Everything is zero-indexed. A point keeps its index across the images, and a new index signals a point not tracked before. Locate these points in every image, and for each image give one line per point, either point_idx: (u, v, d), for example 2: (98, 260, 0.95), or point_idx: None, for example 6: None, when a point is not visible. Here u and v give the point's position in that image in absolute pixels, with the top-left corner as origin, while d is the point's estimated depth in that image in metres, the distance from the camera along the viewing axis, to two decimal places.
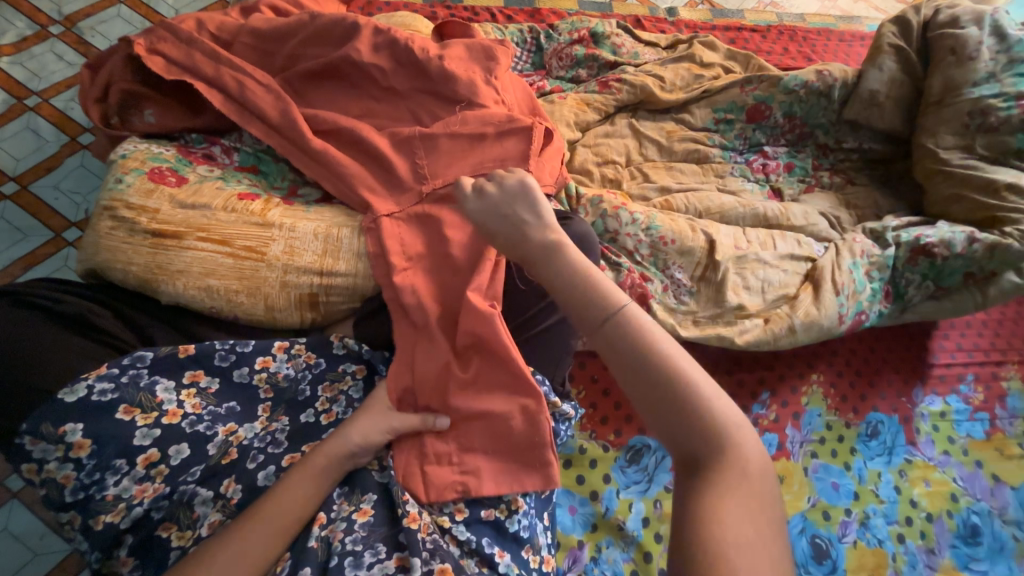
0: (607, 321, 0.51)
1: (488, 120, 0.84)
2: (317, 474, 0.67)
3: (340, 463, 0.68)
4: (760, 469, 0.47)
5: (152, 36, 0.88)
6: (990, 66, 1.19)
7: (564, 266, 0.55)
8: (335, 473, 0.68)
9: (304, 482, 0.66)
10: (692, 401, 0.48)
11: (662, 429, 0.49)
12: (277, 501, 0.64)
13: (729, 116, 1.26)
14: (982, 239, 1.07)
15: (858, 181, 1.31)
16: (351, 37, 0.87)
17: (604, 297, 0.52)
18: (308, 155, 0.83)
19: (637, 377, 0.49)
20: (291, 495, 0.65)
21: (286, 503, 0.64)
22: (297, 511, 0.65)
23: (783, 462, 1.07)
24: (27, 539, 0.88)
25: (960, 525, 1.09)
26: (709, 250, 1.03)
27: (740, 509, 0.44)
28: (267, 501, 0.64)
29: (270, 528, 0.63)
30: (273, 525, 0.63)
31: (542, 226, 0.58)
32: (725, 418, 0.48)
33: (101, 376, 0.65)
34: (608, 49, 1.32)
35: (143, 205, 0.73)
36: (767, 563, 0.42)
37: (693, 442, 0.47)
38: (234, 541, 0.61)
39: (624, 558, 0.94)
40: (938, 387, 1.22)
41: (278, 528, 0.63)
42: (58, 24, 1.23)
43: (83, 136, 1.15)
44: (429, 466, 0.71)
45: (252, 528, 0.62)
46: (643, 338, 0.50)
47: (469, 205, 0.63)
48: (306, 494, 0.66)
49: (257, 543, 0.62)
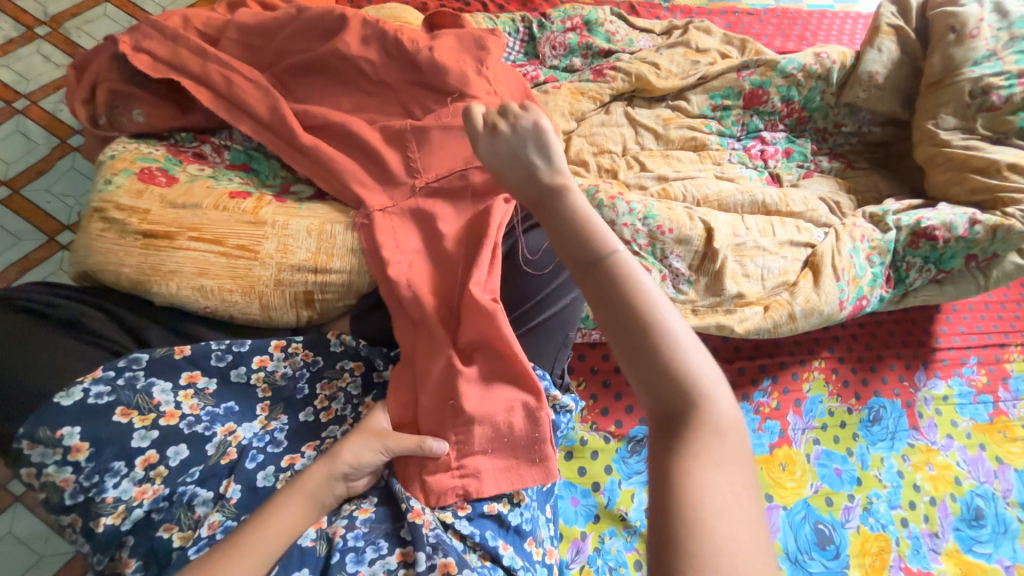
0: (596, 264, 0.50)
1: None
2: (305, 498, 0.65)
3: (328, 487, 0.67)
4: (735, 430, 0.45)
5: (137, 34, 0.86)
6: (990, 44, 1.18)
7: (562, 211, 0.55)
8: (324, 496, 0.67)
9: (292, 508, 0.64)
10: (672, 352, 0.46)
11: (640, 379, 0.47)
12: (261, 529, 0.61)
13: (726, 102, 1.25)
14: (984, 221, 1.06)
15: (858, 165, 1.30)
16: (339, 29, 0.85)
17: (598, 241, 0.52)
18: (298, 151, 0.82)
19: (620, 321, 0.48)
20: (276, 521, 0.62)
21: (271, 531, 0.62)
22: (280, 541, 0.62)
23: (786, 449, 1.07)
24: (32, 543, 0.89)
25: (964, 508, 1.09)
26: (707, 238, 1.02)
27: (713, 467, 0.42)
28: (243, 534, 0.61)
29: (250, 561, 0.59)
30: (254, 556, 0.59)
31: (552, 171, 0.59)
32: (703, 372, 0.46)
33: (98, 379, 0.65)
34: (602, 37, 1.30)
35: (134, 206, 0.73)
36: (743, 528, 0.39)
37: (672, 394, 0.45)
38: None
39: (627, 548, 0.95)
40: (941, 371, 1.21)
41: (259, 560, 0.60)
42: (44, 25, 1.21)
43: (74, 138, 1.14)
44: (428, 475, 0.70)
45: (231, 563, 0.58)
46: (630, 285, 0.49)
47: (481, 146, 0.62)
48: (293, 520, 0.64)
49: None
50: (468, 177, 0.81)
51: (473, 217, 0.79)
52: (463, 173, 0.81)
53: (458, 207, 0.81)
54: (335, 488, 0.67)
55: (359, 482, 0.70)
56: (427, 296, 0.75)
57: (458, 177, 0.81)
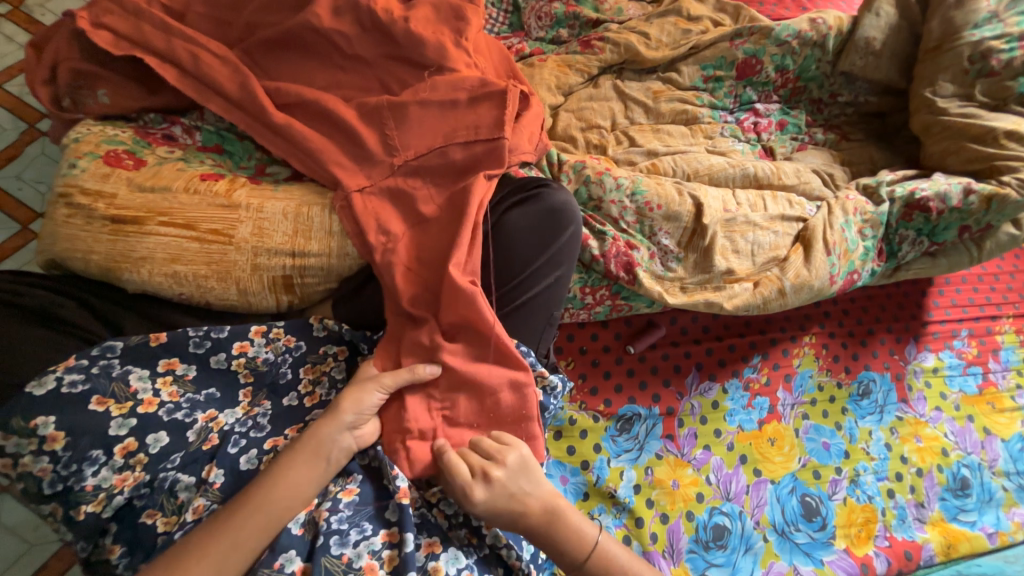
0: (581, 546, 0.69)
1: (460, 85, 0.79)
2: (312, 452, 0.65)
3: (335, 440, 0.66)
4: None
5: (98, 10, 0.82)
6: (993, 5, 1.14)
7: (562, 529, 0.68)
8: (330, 450, 0.66)
9: (300, 466, 0.64)
10: None
11: None
12: (274, 486, 0.63)
13: (718, 73, 1.21)
14: (979, 191, 1.04)
15: (853, 137, 1.26)
16: (309, 0, 0.81)
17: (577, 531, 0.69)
18: (272, 130, 0.79)
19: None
20: (285, 481, 0.63)
21: (282, 488, 0.63)
22: (294, 500, 0.63)
23: (775, 424, 1.07)
24: (22, 531, 0.90)
25: (950, 478, 1.10)
26: (697, 214, 1.00)
27: None
28: (256, 489, 0.63)
29: (260, 519, 0.61)
30: (267, 511, 0.62)
31: (539, 496, 0.68)
32: None
33: (71, 367, 0.63)
34: (589, 6, 1.25)
35: (99, 190, 0.70)
36: None
37: None
38: (224, 534, 0.60)
39: (615, 524, 0.96)
40: (932, 344, 1.21)
41: (273, 515, 0.62)
42: (4, 3, 1.16)
43: (43, 123, 1.10)
44: (412, 441, 0.69)
45: (243, 521, 0.61)
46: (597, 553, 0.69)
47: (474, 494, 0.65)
48: (302, 476, 0.64)
49: (246, 535, 0.61)
50: (448, 153, 0.77)
51: (452, 194, 0.76)
52: (442, 150, 0.77)
53: (438, 186, 0.78)
54: (343, 440, 0.67)
55: (365, 430, 0.69)
56: (404, 277, 0.74)
57: (437, 154, 0.77)
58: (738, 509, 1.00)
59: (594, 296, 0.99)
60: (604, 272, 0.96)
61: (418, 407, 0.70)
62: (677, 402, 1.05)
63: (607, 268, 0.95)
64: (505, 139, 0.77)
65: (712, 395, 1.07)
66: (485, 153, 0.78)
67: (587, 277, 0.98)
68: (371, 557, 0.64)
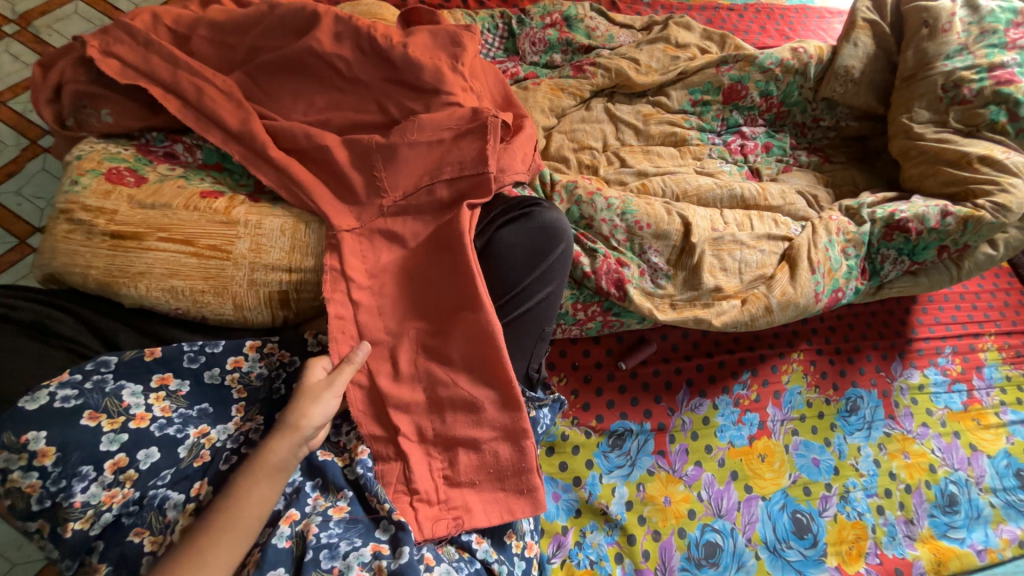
0: None
1: (445, 124, 0.80)
2: (270, 472, 0.64)
3: (292, 456, 0.66)
4: None
5: (107, 37, 0.84)
6: (962, 38, 1.20)
7: None
8: (290, 465, 0.66)
9: (259, 481, 0.63)
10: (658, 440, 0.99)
11: None
12: (239, 506, 0.62)
13: (705, 97, 1.26)
14: (956, 213, 1.07)
15: (836, 160, 1.31)
16: (311, 26, 0.84)
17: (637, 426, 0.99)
18: (266, 162, 0.80)
19: None
20: (251, 500, 0.62)
21: (246, 504, 0.62)
22: (263, 514, 0.63)
23: (765, 441, 1.08)
24: (4, 551, 0.88)
25: (938, 495, 1.11)
26: (685, 233, 1.03)
27: None
28: (219, 509, 0.62)
29: (232, 536, 0.61)
30: (235, 530, 0.61)
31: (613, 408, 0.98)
32: None
33: (64, 382, 0.64)
34: (582, 33, 1.30)
35: (100, 207, 0.72)
36: None
37: None
38: (192, 560, 0.58)
39: (608, 542, 0.95)
40: (917, 361, 1.24)
41: (243, 532, 0.61)
42: (12, 23, 1.19)
43: (44, 139, 1.12)
44: (419, 503, 0.71)
45: (213, 541, 0.60)
46: None
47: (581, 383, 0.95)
48: (264, 492, 0.63)
49: (220, 555, 0.60)
50: (434, 192, 0.80)
51: (440, 227, 0.79)
52: (429, 188, 0.79)
53: (423, 223, 0.80)
54: (299, 454, 0.66)
55: (319, 438, 0.69)
56: (412, 315, 0.77)
57: (424, 192, 0.79)
58: (730, 526, 1.00)
59: (585, 312, 1.01)
60: (595, 289, 0.98)
61: (422, 468, 0.73)
62: (668, 418, 1.06)
63: (598, 285, 0.98)
64: (489, 173, 0.80)
65: (703, 411, 1.08)
66: (471, 187, 0.80)
67: (579, 294, 1.00)
68: (361, 569, 0.64)
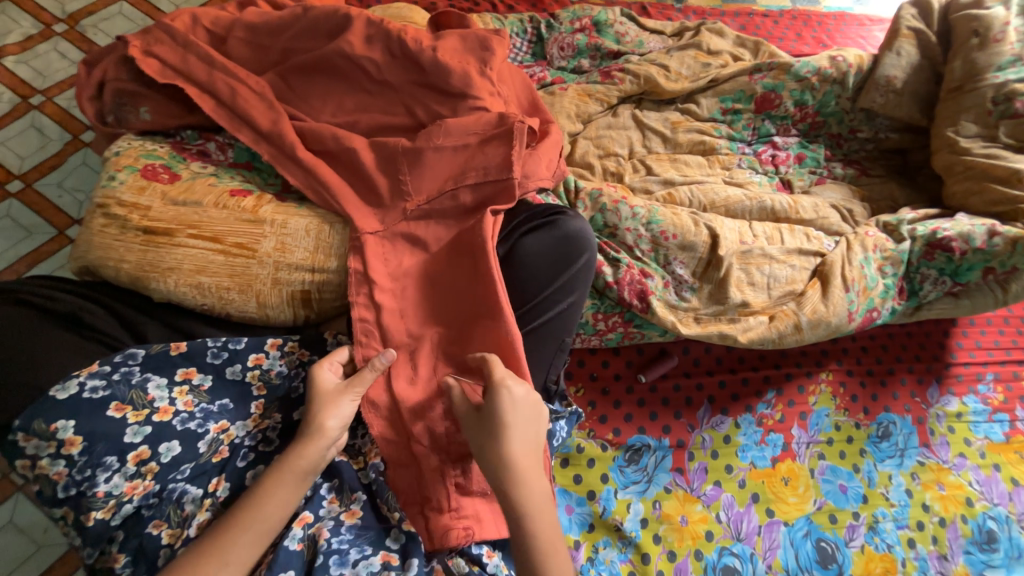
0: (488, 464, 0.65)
1: (472, 129, 0.79)
2: (294, 475, 0.64)
3: (317, 460, 0.66)
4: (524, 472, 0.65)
5: (148, 38, 0.86)
6: (1016, 48, 1.14)
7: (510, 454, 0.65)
8: (315, 469, 0.66)
9: (279, 487, 0.63)
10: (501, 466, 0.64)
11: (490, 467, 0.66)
12: (262, 507, 0.62)
13: (737, 106, 1.22)
14: (1004, 233, 1.02)
15: (873, 173, 1.26)
16: (343, 29, 0.84)
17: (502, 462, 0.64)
18: (295, 162, 0.81)
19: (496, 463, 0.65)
20: (273, 502, 0.63)
21: (266, 509, 0.62)
22: (284, 515, 0.63)
23: (789, 463, 1.04)
24: (32, 532, 0.91)
25: (975, 531, 1.05)
26: (712, 245, 1.00)
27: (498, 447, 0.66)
28: (240, 513, 0.62)
29: (254, 536, 0.61)
30: (258, 530, 0.61)
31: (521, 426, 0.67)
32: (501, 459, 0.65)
33: (94, 373, 0.66)
34: (611, 38, 1.28)
35: (135, 203, 0.73)
36: None
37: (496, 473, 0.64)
38: (212, 563, 0.59)
39: (621, 560, 0.93)
40: (956, 387, 1.17)
41: (263, 533, 0.62)
42: (61, 23, 1.24)
43: (85, 135, 1.16)
44: (430, 512, 0.71)
45: (234, 541, 0.60)
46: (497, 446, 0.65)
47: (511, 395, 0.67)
48: (285, 497, 0.63)
49: (241, 554, 0.60)
50: (458, 196, 0.79)
51: (462, 233, 0.78)
52: (453, 193, 0.79)
53: (446, 228, 0.79)
54: (324, 458, 0.67)
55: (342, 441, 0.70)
56: (431, 320, 0.77)
57: (448, 197, 0.79)
58: (750, 551, 0.96)
59: (606, 323, 0.99)
60: (617, 299, 0.96)
61: (434, 476, 0.71)
62: (688, 435, 1.03)
63: (621, 296, 0.96)
64: (514, 179, 0.79)
65: (725, 429, 1.05)
66: (495, 192, 0.79)
67: (600, 304, 0.98)
68: None
